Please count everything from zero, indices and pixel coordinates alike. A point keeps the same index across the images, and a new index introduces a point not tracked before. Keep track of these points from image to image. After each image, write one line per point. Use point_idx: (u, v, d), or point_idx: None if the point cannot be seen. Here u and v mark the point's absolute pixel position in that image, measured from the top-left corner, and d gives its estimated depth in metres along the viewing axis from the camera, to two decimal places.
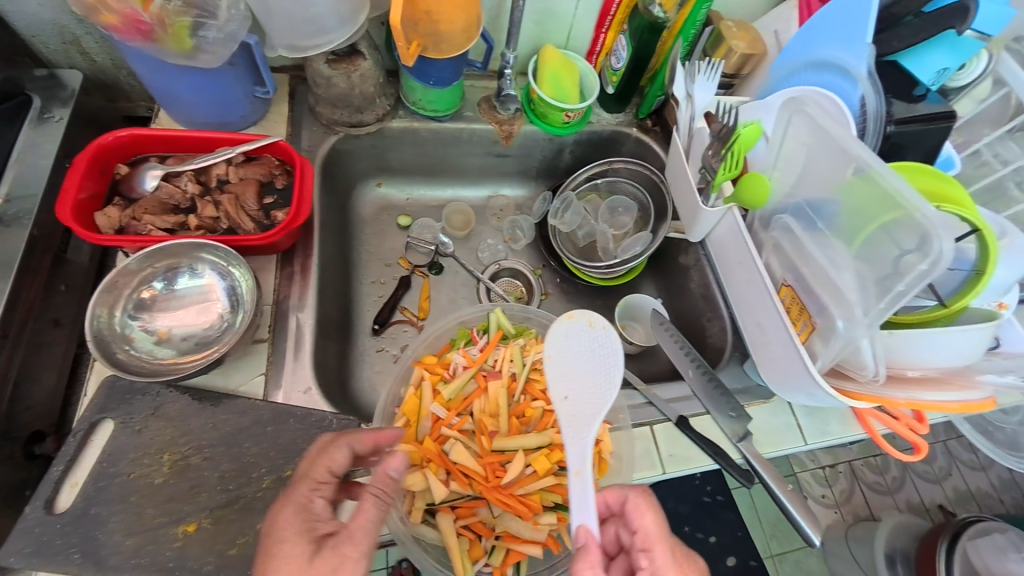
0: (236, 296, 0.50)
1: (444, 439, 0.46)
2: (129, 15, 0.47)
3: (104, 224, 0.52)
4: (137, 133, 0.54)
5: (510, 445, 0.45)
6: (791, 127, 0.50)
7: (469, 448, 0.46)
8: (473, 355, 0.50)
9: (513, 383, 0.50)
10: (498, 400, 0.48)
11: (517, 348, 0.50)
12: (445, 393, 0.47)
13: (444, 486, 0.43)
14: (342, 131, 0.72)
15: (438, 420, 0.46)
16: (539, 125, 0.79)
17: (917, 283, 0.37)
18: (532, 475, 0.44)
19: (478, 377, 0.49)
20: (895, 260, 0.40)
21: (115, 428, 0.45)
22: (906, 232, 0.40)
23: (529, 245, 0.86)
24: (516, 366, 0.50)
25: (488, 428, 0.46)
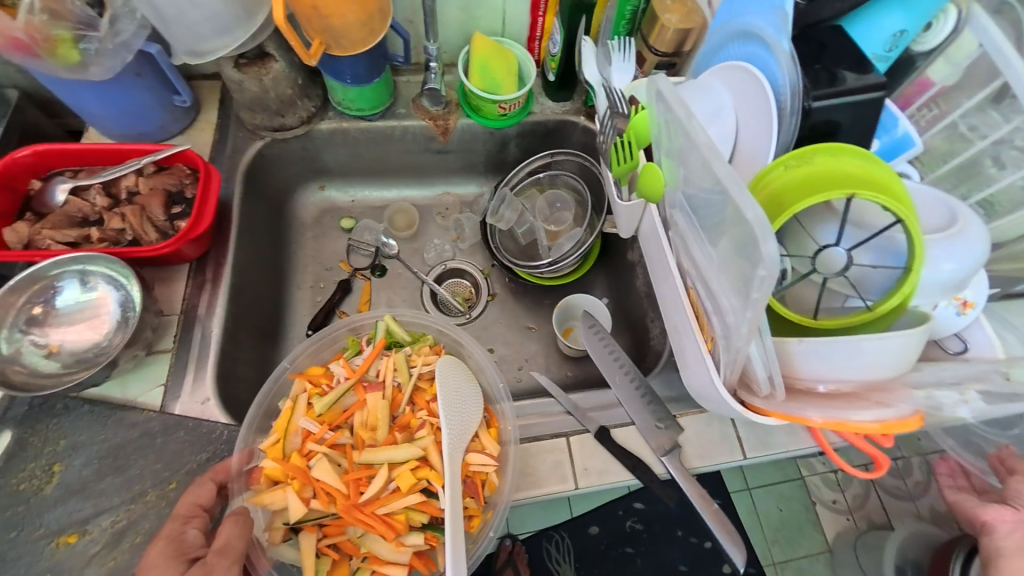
0: (128, 307, 0.50)
1: (312, 455, 0.44)
2: (9, 34, 0.48)
3: (9, 240, 0.53)
4: (41, 149, 0.55)
5: (377, 460, 0.43)
6: (657, 116, 0.41)
7: (338, 464, 0.44)
8: (355, 365, 0.48)
9: (399, 395, 0.48)
10: (376, 412, 0.46)
11: (401, 359, 0.48)
12: (318, 407, 0.45)
13: (305, 505, 0.42)
14: (267, 136, 0.71)
15: (308, 435, 0.44)
16: (475, 118, 0.75)
17: (763, 294, 0.29)
18: (396, 493, 0.42)
19: (357, 390, 0.47)
20: (746, 279, 0.31)
21: (10, 441, 0.47)
22: (745, 246, 0.30)
23: (476, 244, 0.84)
24: (399, 376, 0.48)
25: (362, 441, 0.45)
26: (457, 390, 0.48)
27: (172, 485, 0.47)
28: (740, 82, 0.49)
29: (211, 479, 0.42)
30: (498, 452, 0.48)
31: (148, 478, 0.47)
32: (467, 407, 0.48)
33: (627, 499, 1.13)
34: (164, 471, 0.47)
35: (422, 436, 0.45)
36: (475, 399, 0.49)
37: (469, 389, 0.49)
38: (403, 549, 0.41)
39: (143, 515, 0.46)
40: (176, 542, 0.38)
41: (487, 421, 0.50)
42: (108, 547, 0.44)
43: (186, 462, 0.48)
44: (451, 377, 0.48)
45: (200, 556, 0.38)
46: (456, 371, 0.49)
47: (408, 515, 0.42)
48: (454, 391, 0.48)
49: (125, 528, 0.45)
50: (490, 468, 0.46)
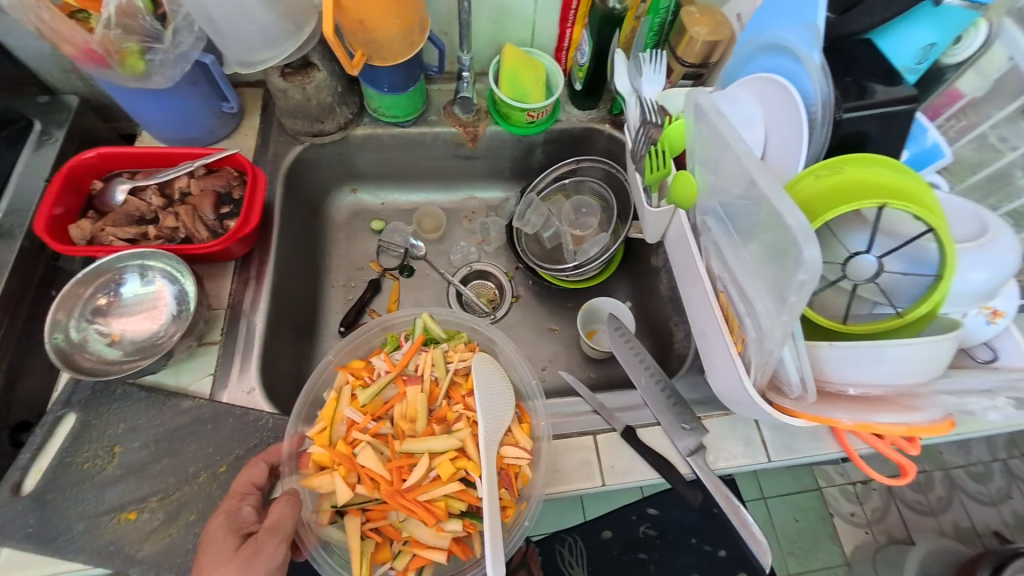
0: (183, 301, 0.54)
1: (357, 443, 0.46)
2: (84, 46, 0.51)
3: (74, 236, 0.57)
4: (103, 152, 0.59)
5: (418, 450, 0.45)
6: (693, 129, 0.43)
7: (381, 452, 0.46)
8: (395, 360, 0.51)
9: (436, 388, 0.50)
10: (417, 404, 0.48)
11: (439, 356, 0.51)
12: (362, 398, 0.48)
13: (351, 489, 0.44)
14: (306, 141, 0.74)
15: (353, 424, 0.47)
16: (505, 126, 0.78)
17: (800, 299, 0.31)
18: (436, 481, 0.45)
19: (398, 382, 0.49)
20: (781, 282, 0.32)
21: (76, 422, 0.51)
22: (781, 250, 0.32)
23: (501, 248, 0.86)
24: (437, 371, 0.50)
25: (403, 431, 0.47)
26: (491, 387, 0.50)
27: (223, 467, 0.50)
28: (769, 94, 0.50)
29: (262, 463, 0.44)
30: (530, 446, 0.50)
31: (200, 461, 0.50)
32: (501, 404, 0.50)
33: (641, 504, 1.13)
34: (215, 454, 0.50)
35: (460, 429, 0.47)
36: (507, 397, 0.51)
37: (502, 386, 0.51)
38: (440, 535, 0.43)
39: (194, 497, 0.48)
40: (232, 517, 0.41)
41: (518, 417, 0.52)
42: (165, 524, 0.47)
43: (234, 447, 0.51)
44: (486, 374, 0.51)
45: (254, 531, 0.41)
46: (490, 369, 0.51)
47: (447, 502, 0.44)
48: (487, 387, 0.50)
49: (179, 507, 0.48)
50: (523, 461, 0.48)
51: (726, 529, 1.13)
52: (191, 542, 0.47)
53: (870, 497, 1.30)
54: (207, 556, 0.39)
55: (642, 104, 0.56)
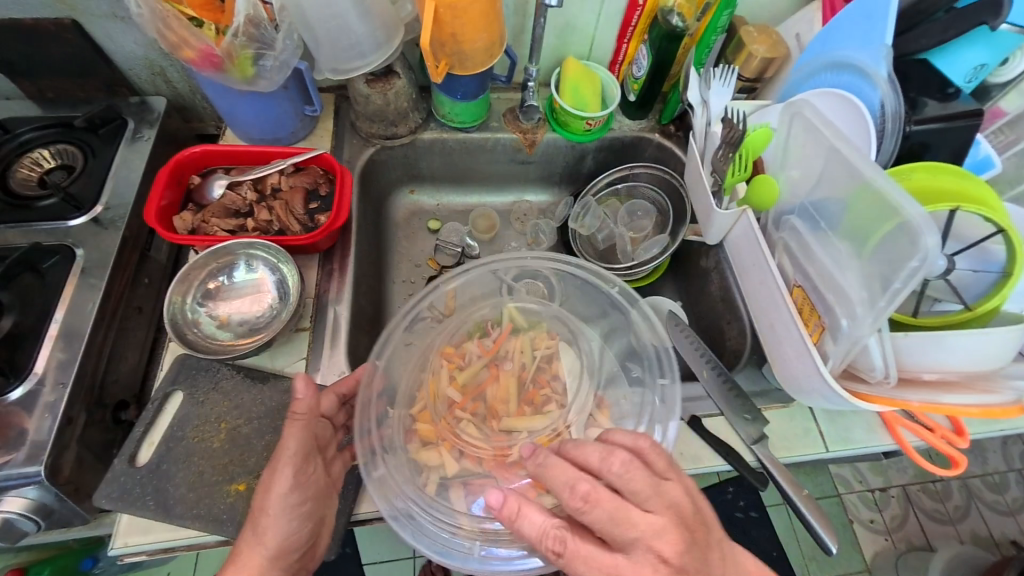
0: (283, 289, 0.59)
1: (457, 420, 0.53)
2: (204, 50, 0.56)
3: (178, 227, 0.60)
4: (207, 149, 0.63)
5: (515, 427, 0.52)
6: (801, 138, 0.50)
7: (479, 429, 0.53)
8: (487, 346, 0.58)
9: (523, 373, 0.56)
10: (509, 386, 0.55)
11: (527, 343, 0.57)
12: (461, 379, 0.55)
13: (456, 462, 0.51)
14: (377, 143, 0.78)
15: (453, 403, 0.54)
16: (561, 133, 0.82)
17: (911, 281, 0.38)
18: (534, 455, 0.51)
19: (492, 367, 0.56)
20: (889, 270, 0.39)
21: (183, 399, 0.54)
22: (894, 240, 0.39)
23: (552, 248, 0.88)
24: (525, 358, 0.57)
25: (497, 411, 0.54)
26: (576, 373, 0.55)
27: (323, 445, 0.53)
28: (837, 105, 0.54)
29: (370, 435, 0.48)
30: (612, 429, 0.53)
31: None
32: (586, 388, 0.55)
33: None
34: None
35: (552, 409, 0.54)
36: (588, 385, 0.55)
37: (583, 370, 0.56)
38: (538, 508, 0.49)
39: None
40: (320, 439, 0.47)
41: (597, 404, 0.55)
42: None
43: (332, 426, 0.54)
44: (568, 359, 0.57)
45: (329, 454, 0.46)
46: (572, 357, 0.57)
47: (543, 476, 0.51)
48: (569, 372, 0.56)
49: None
50: (608, 441, 0.52)
51: (753, 532, 1.16)
52: None
53: (888, 504, 1.32)
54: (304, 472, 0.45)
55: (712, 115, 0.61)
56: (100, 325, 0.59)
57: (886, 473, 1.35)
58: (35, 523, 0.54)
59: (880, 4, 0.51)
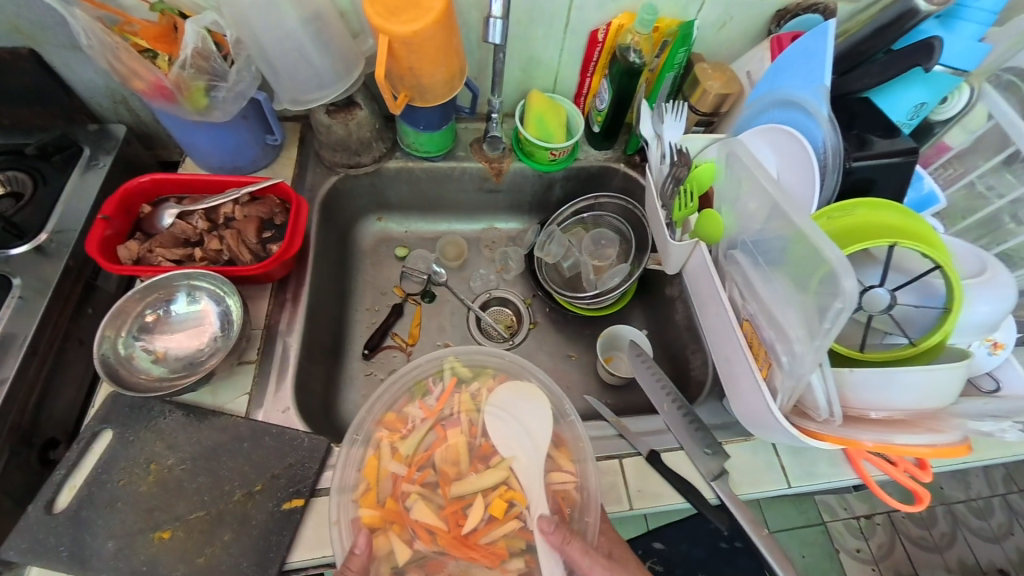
0: (227, 320, 0.57)
1: (406, 496, 0.52)
2: (155, 82, 0.56)
3: (122, 255, 0.59)
4: (157, 178, 0.62)
5: (468, 492, 0.52)
6: (738, 173, 0.51)
7: (432, 503, 0.52)
8: (430, 406, 0.57)
9: (474, 427, 0.56)
10: (458, 446, 0.54)
11: (470, 398, 0.57)
12: (405, 449, 0.54)
13: (408, 546, 0.49)
14: (342, 172, 0.78)
15: (399, 478, 0.53)
16: (527, 163, 0.83)
17: (839, 320, 0.37)
18: (492, 523, 0.51)
19: (439, 428, 0.56)
20: (821, 308, 0.39)
21: (113, 439, 0.51)
22: (825, 286, 0.39)
23: (520, 275, 0.89)
24: (470, 411, 0.57)
25: (449, 476, 0.53)
26: (523, 412, 0.55)
27: (259, 487, 0.50)
28: (784, 141, 0.55)
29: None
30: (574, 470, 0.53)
31: (236, 479, 0.51)
32: (538, 424, 0.54)
33: (648, 539, 1.13)
34: (252, 473, 0.51)
35: (501, 462, 0.53)
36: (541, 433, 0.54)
37: (538, 403, 0.55)
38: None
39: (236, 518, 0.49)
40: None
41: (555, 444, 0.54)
42: (199, 543, 0.48)
43: (271, 467, 0.52)
44: (512, 402, 0.56)
45: None
46: (513, 395, 0.56)
47: (507, 542, 0.50)
48: (515, 412, 0.55)
49: (214, 526, 0.48)
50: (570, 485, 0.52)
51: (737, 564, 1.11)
52: (227, 563, 0.47)
53: (874, 532, 1.29)
54: None
55: (665, 149, 0.61)
56: (30, 359, 0.56)
57: (871, 500, 1.32)
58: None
59: (820, 46, 0.53)
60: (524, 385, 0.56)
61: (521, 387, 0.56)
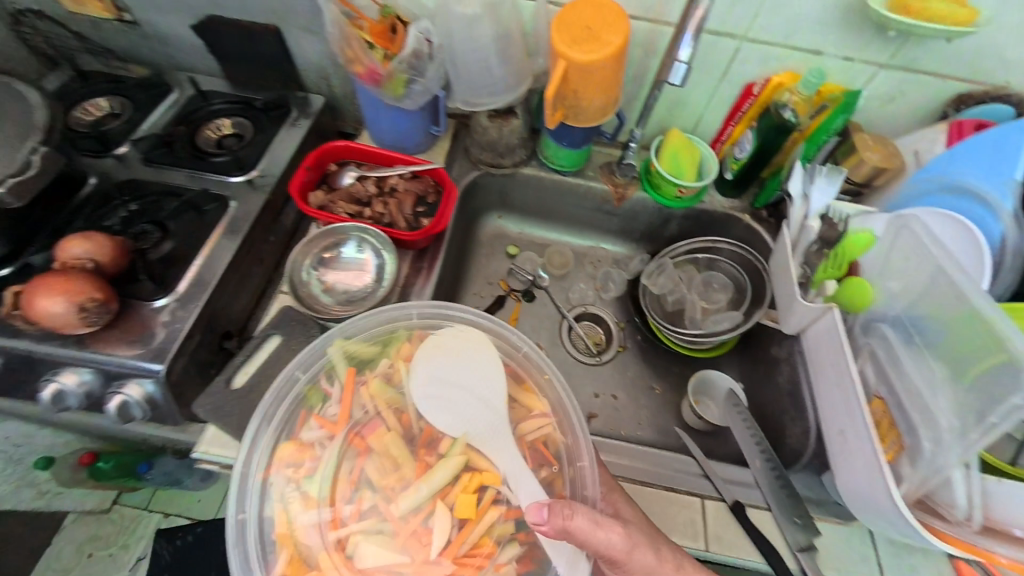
0: (380, 271, 0.67)
1: (347, 538, 0.53)
2: (372, 69, 0.68)
3: (312, 202, 0.71)
4: (348, 145, 0.75)
5: (421, 502, 0.54)
6: (908, 249, 0.52)
7: (380, 538, 0.53)
8: (330, 416, 0.58)
9: (405, 416, 0.59)
10: (392, 451, 0.57)
11: (382, 382, 0.60)
12: (315, 491, 0.54)
13: None
14: (483, 168, 0.87)
15: (332, 519, 0.54)
16: (651, 194, 0.85)
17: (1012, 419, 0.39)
18: (464, 525, 0.54)
19: (348, 439, 0.57)
20: (988, 406, 0.41)
21: (279, 343, 0.62)
22: (1001, 380, 0.40)
23: (618, 298, 0.91)
24: (389, 407, 0.59)
25: (392, 490, 0.55)
26: (466, 377, 0.59)
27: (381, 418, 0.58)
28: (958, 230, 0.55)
29: None
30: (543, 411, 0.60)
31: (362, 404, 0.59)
32: (483, 382, 0.60)
33: None
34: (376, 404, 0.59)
35: (455, 445, 0.57)
36: (496, 380, 0.60)
37: (484, 351, 0.61)
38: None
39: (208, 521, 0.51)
40: None
41: (521, 384, 0.61)
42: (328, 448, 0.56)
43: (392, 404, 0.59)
44: (467, 376, 0.60)
45: None
46: (442, 356, 0.61)
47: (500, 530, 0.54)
48: (461, 379, 0.60)
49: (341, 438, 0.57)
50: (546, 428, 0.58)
51: None
52: None
53: None
54: None
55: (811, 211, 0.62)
56: (233, 267, 0.69)
57: None
58: (77, 402, 0.59)
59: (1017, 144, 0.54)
60: (449, 334, 0.61)
61: (447, 340, 0.61)
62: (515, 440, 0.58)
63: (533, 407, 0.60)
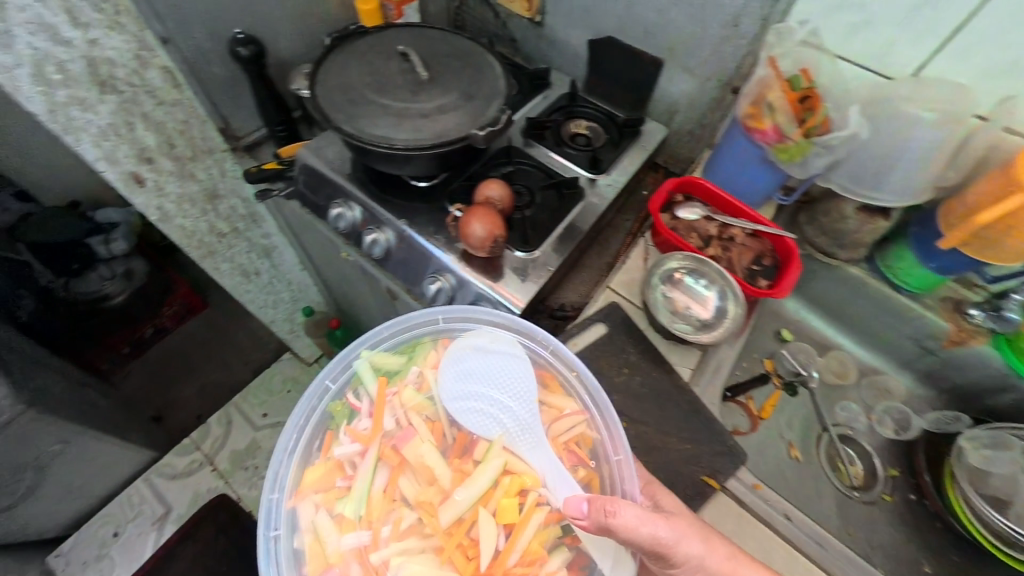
0: (720, 314, 0.76)
1: (386, 552, 0.65)
2: (775, 131, 0.79)
3: (663, 221, 0.83)
4: (701, 182, 0.84)
5: (463, 513, 0.65)
6: None
7: (415, 553, 0.64)
8: (364, 428, 0.70)
9: (434, 423, 0.72)
10: (427, 461, 0.68)
11: (416, 392, 0.73)
12: (348, 510, 0.66)
13: None
14: (813, 252, 0.95)
15: (371, 540, 0.65)
16: (1007, 357, 0.82)
17: None
18: (504, 539, 0.64)
19: (381, 449, 0.69)
20: None
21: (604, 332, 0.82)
22: None
23: (891, 437, 0.94)
24: (405, 409, 0.71)
25: (430, 502, 0.66)
26: (485, 371, 0.72)
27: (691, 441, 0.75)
28: None
29: None
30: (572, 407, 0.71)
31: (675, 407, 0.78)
32: (513, 380, 0.72)
33: None
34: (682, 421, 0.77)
35: (495, 454, 0.67)
36: (527, 377, 0.72)
37: (505, 346, 0.73)
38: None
39: (259, 541, 0.64)
40: None
41: (548, 388, 0.73)
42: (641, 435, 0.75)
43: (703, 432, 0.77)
44: (456, 382, 0.72)
45: None
46: (467, 354, 0.74)
47: (546, 533, 0.64)
48: (459, 374, 0.73)
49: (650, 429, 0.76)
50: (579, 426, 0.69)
51: None
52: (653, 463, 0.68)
53: None
54: None
55: None
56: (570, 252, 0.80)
57: None
58: (441, 301, 0.78)
59: None
60: (468, 338, 0.73)
61: (469, 343, 0.74)
62: (551, 441, 0.69)
63: (546, 380, 0.73)
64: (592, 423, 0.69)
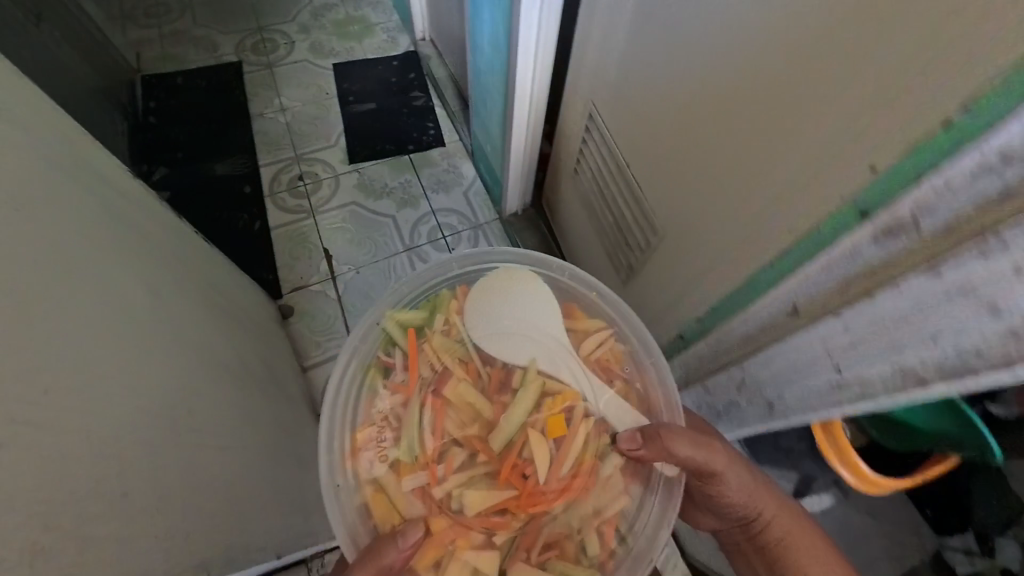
0: None
1: (436, 478, 1.05)
2: None
3: None
4: None
5: (510, 436, 1.07)
6: None
7: (471, 483, 1.05)
8: (402, 379, 1.14)
9: (473, 367, 1.14)
10: (446, 387, 1.11)
11: (444, 335, 1.17)
12: (400, 453, 1.07)
13: (491, 501, 1.03)
14: None
15: (424, 478, 1.05)
16: None
17: None
18: (560, 458, 1.07)
19: (422, 395, 1.11)
20: None
21: None
22: None
23: None
24: (431, 342, 1.16)
25: (475, 442, 1.08)
26: (529, 306, 1.19)
27: None
28: None
29: (423, 517, 1.03)
30: (596, 330, 1.20)
31: None
32: (551, 314, 1.19)
33: None
34: None
35: (535, 376, 1.12)
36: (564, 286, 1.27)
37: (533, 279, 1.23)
38: (607, 488, 1.07)
39: (326, 485, 1.07)
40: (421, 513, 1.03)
41: (574, 319, 1.21)
42: None
43: None
44: (503, 296, 1.20)
45: (448, 525, 1.02)
46: (521, 291, 1.20)
47: (597, 441, 1.10)
48: (493, 297, 1.20)
49: None
50: (599, 343, 1.19)
51: None
52: None
53: None
54: (440, 535, 1.01)
55: None
56: None
57: None
58: None
59: None
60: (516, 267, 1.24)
61: (521, 278, 1.21)
62: (582, 357, 1.17)
63: (597, 341, 1.19)
64: (614, 329, 1.22)
